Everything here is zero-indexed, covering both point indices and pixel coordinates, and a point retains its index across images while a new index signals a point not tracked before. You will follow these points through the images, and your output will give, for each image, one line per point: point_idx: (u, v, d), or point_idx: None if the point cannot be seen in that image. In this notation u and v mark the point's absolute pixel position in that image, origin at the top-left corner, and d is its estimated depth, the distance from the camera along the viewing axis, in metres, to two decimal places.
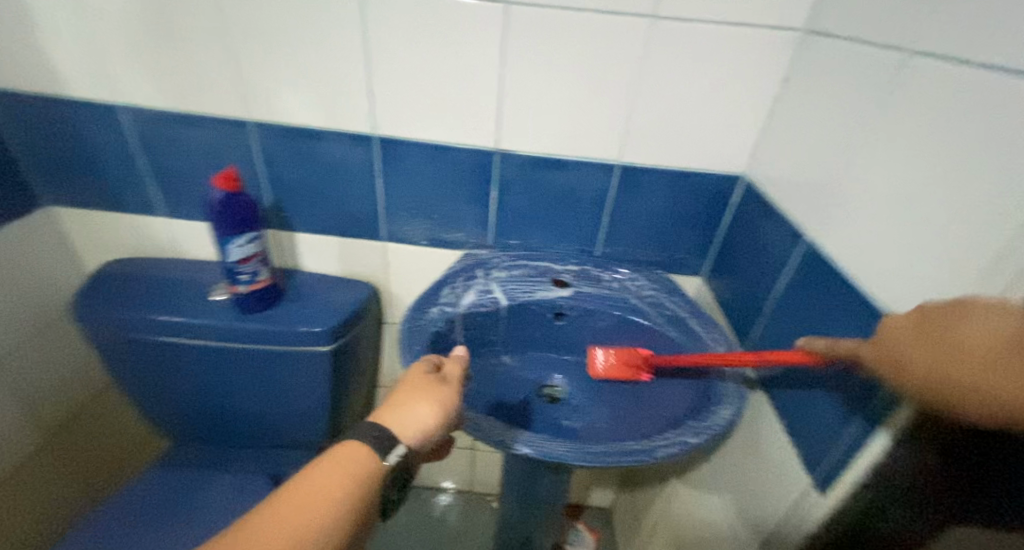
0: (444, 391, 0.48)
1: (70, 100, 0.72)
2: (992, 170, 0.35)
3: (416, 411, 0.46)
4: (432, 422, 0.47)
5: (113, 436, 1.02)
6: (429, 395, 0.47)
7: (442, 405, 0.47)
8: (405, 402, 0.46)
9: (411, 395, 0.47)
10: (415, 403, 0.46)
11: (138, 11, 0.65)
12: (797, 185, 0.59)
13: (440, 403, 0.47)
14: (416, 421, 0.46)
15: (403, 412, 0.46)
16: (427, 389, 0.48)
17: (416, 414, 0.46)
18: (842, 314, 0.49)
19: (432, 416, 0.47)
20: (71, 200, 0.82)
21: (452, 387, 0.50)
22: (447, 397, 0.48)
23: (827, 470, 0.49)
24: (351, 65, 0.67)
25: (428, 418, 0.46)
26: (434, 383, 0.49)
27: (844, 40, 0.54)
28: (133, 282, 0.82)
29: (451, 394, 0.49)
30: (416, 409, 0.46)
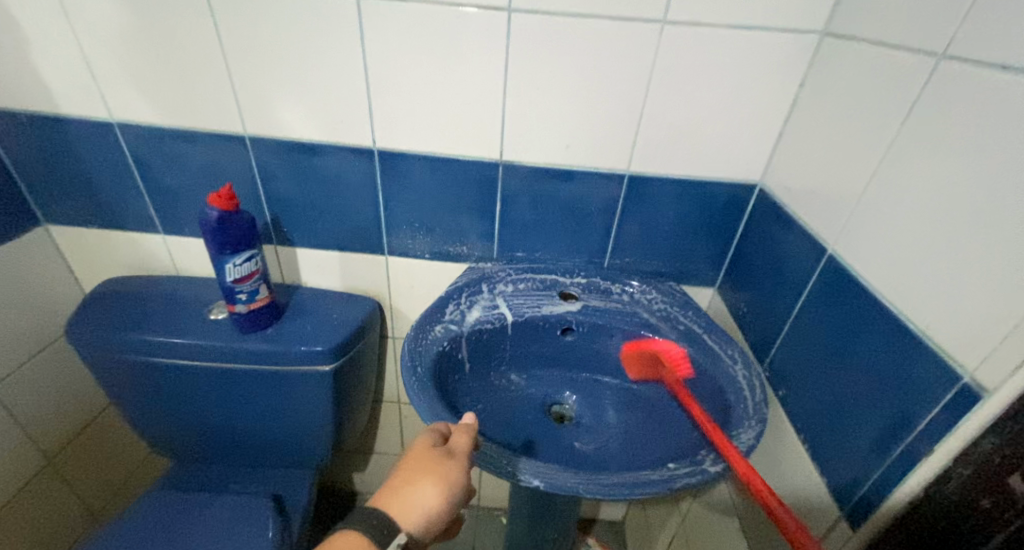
0: (450, 468, 0.47)
1: (64, 118, 0.70)
2: None
3: (419, 495, 0.45)
4: (435, 503, 0.46)
5: (114, 456, 1.01)
6: (435, 475, 0.46)
7: (446, 485, 0.46)
8: (408, 484, 0.46)
9: (416, 474, 0.46)
10: (418, 485, 0.46)
11: (130, 26, 0.63)
12: (817, 195, 0.56)
13: (445, 484, 0.46)
14: (418, 505, 0.45)
15: (406, 497, 0.45)
16: (433, 466, 0.47)
17: (417, 496, 0.45)
18: (870, 334, 0.46)
19: (435, 497, 0.46)
20: (68, 219, 0.81)
21: (460, 462, 0.48)
22: (452, 474, 0.47)
23: (857, 502, 0.46)
24: (351, 78, 0.65)
25: (431, 499, 0.46)
26: (441, 460, 0.47)
27: (866, 45, 0.51)
28: (130, 301, 0.80)
29: (458, 470, 0.47)
30: (418, 490, 0.46)
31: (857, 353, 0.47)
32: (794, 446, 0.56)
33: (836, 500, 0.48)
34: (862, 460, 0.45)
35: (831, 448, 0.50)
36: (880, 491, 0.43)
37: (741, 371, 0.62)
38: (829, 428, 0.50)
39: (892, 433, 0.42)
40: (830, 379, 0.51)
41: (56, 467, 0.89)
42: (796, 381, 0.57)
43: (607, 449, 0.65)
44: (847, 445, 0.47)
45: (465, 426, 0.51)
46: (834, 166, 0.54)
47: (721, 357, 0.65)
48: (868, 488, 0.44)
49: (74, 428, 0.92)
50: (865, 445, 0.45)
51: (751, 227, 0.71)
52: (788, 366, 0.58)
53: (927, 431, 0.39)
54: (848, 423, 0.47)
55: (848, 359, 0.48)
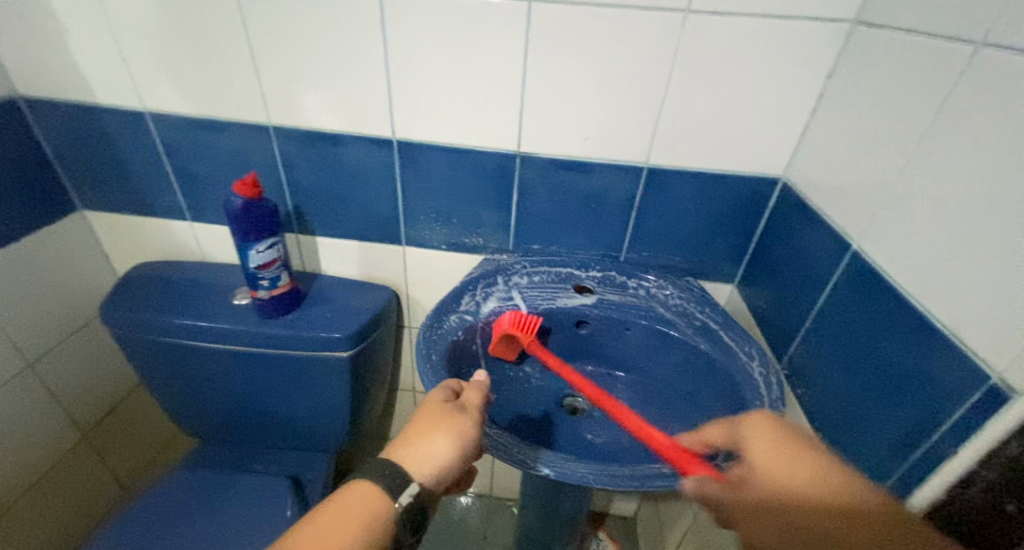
0: (462, 421, 0.48)
1: (99, 107, 0.73)
2: None
3: (436, 447, 0.46)
4: (449, 456, 0.47)
5: (143, 434, 1.06)
6: (448, 427, 0.47)
7: (460, 438, 0.47)
8: (425, 436, 0.47)
9: (430, 427, 0.47)
10: (431, 438, 0.47)
11: (161, 18, 0.65)
12: (844, 190, 0.55)
13: (459, 438, 0.47)
14: (433, 457, 0.46)
15: (423, 448, 0.46)
16: (445, 419, 0.48)
17: (431, 448, 0.46)
18: (894, 334, 0.44)
19: (450, 451, 0.47)
20: (102, 205, 0.84)
21: (471, 416, 0.49)
22: (465, 428, 0.48)
23: None
24: (371, 69, 0.66)
25: (446, 453, 0.47)
26: (454, 414, 0.49)
27: (899, 34, 0.49)
28: (158, 285, 0.83)
29: (470, 425, 0.49)
30: (433, 444, 0.46)
31: (880, 353, 0.46)
32: None
33: None
34: (883, 463, 0.44)
35: (850, 448, 0.49)
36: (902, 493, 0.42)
37: (758, 368, 0.61)
38: (849, 428, 0.49)
39: (915, 434, 0.41)
40: (851, 379, 0.49)
41: (90, 441, 0.94)
42: (814, 380, 0.56)
43: (619, 442, 0.65)
44: (866, 445, 0.46)
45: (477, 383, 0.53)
46: (863, 159, 0.52)
47: (738, 353, 0.64)
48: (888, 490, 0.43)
49: (107, 405, 0.97)
50: (886, 446, 0.44)
51: (773, 223, 0.69)
52: (807, 364, 0.57)
53: (951, 432, 0.38)
54: (869, 423, 0.46)
55: (870, 359, 0.47)
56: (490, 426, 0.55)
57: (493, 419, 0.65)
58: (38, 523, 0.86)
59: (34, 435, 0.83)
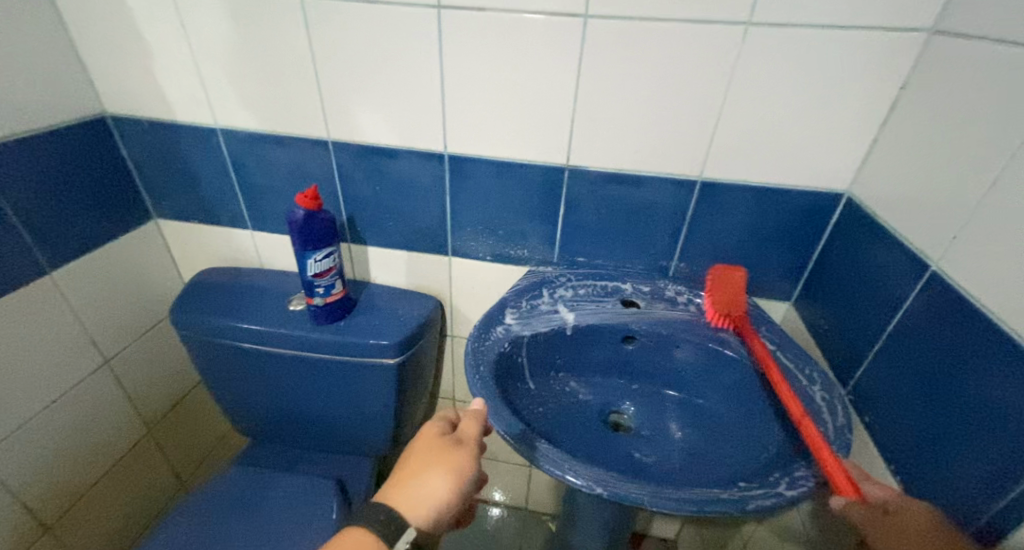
0: (456, 458, 0.49)
1: (176, 123, 0.79)
2: None
3: (430, 486, 0.47)
4: (445, 495, 0.47)
5: (200, 430, 1.11)
6: (443, 466, 0.48)
7: (455, 475, 0.48)
8: (419, 475, 0.48)
9: (425, 465, 0.48)
10: (426, 477, 0.48)
11: (235, 40, 0.69)
12: (921, 206, 0.51)
13: (454, 473, 0.48)
14: (428, 497, 0.47)
15: (416, 488, 0.47)
16: (441, 456, 0.49)
17: (427, 488, 0.47)
18: (980, 361, 0.41)
19: (445, 488, 0.48)
20: (173, 213, 0.90)
21: (466, 449, 0.50)
22: (460, 465, 0.49)
23: (963, 542, 0.41)
24: (427, 85, 0.68)
25: (441, 490, 0.47)
26: (448, 449, 0.50)
27: (984, 43, 0.46)
28: (220, 289, 0.88)
29: (464, 459, 0.50)
30: (427, 482, 0.47)
31: (963, 381, 0.43)
32: (883, 476, 0.52)
33: None
34: (966, 498, 0.41)
35: (928, 480, 0.45)
36: (989, 533, 0.39)
37: (820, 392, 0.58)
38: (926, 458, 0.46)
39: (1004, 471, 0.38)
40: (929, 406, 0.46)
41: (153, 435, 1.00)
42: (885, 406, 0.53)
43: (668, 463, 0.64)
44: (947, 479, 0.43)
45: (472, 414, 0.53)
46: (943, 174, 0.49)
47: (798, 376, 0.61)
48: (972, 529, 0.40)
49: (170, 402, 1.02)
50: (973, 480, 0.41)
51: (836, 240, 0.66)
52: (876, 390, 0.54)
53: None
54: (952, 454, 0.43)
55: (951, 387, 0.44)
56: (537, 439, 0.54)
57: (540, 432, 0.64)
58: (104, 510, 0.92)
59: (106, 428, 0.89)
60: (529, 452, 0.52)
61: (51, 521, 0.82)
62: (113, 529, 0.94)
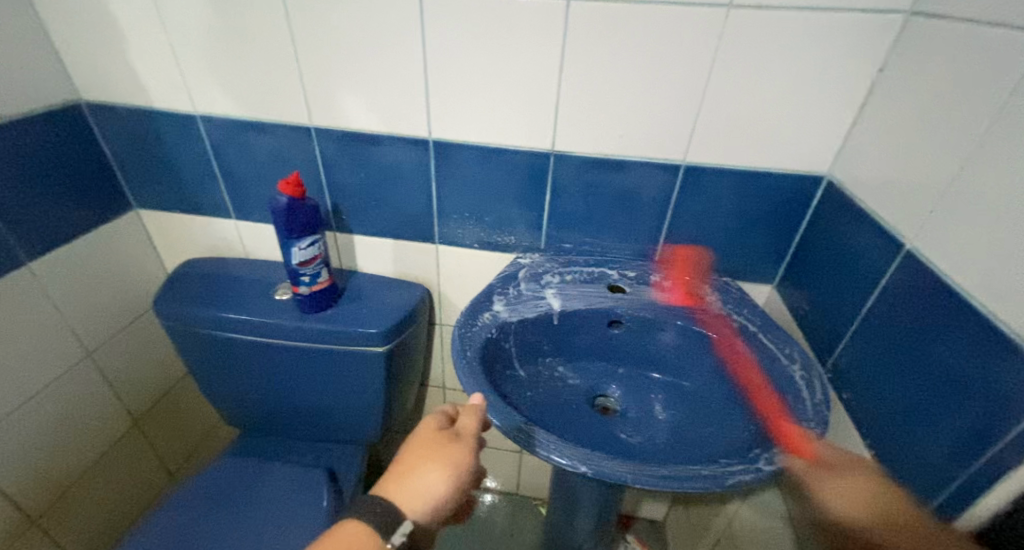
0: (454, 453, 0.48)
1: (155, 110, 0.77)
2: None
3: (427, 479, 0.47)
4: (442, 489, 0.47)
5: (188, 423, 1.11)
6: (442, 459, 0.48)
7: (453, 469, 0.48)
8: (416, 468, 0.47)
9: (423, 459, 0.48)
10: (424, 470, 0.47)
11: (213, 25, 0.68)
12: (899, 186, 0.52)
13: (451, 468, 0.48)
14: (424, 492, 0.46)
15: (413, 482, 0.47)
16: (438, 450, 0.48)
17: (424, 482, 0.47)
18: (953, 336, 0.42)
19: (441, 482, 0.47)
20: (154, 203, 0.89)
21: (465, 443, 0.50)
22: (459, 459, 0.48)
23: (935, 510, 0.43)
24: (410, 70, 0.67)
25: (438, 484, 0.47)
26: (447, 442, 0.49)
27: (959, 24, 0.47)
28: (204, 280, 0.87)
29: (463, 454, 0.49)
30: (425, 477, 0.47)
31: (936, 356, 0.44)
32: (859, 451, 0.54)
33: None
34: (938, 469, 0.43)
35: (903, 453, 0.47)
36: (959, 501, 0.40)
37: (799, 372, 0.59)
38: (902, 432, 0.47)
39: (973, 441, 0.39)
40: (904, 382, 0.48)
41: (140, 428, 0.99)
42: (863, 384, 0.54)
43: (654, 443, 0.65)
44: (921, 452, 0.45)
45: (473, 408, 0.52)
46: (921, 155, 0.50)
47: (779, 357, 0.62)
48: (943, 498, 0.42)
49: (157, 394, 1.02)
50: (944, 451, 0.42)
51: (817, 222, 0.67)
52: (854, 369, 0.55)
53: (1016, 441, 0.36)
54: (925, 428, 0.44)
55: (925, 364, 0.45)
56: (523, 421, 0.55)
57: (528, 416, 0.65)
58: (92, 504, 0.91)
59: (92, 420, 0.89)
60: (518, 437, 0.53)
61: (37, 514, 0.82)
62: (101, 522, 0.94)
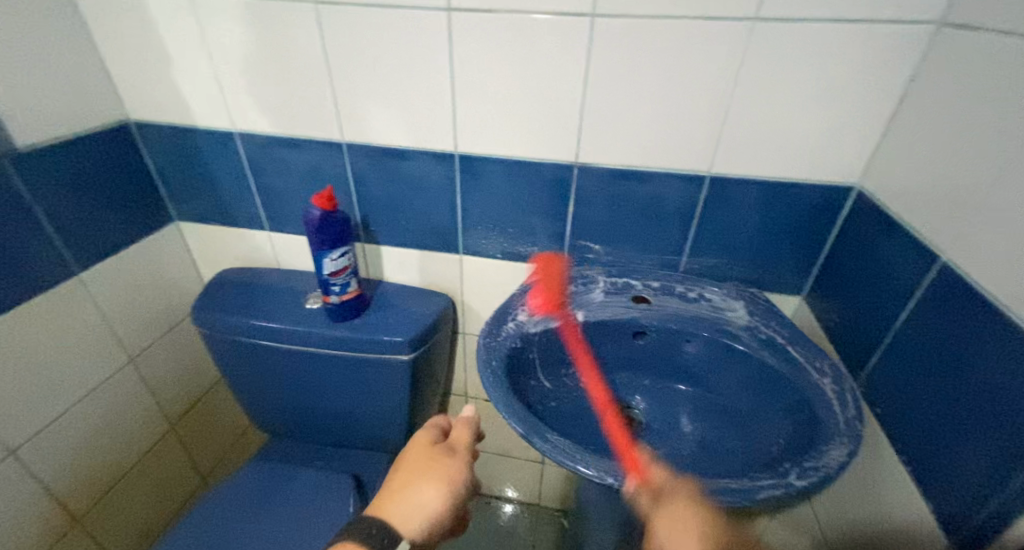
0: (448, 469, 0.52)
1: (196, 128, 0.81)
2: None
3: (423, 497, 0.50)
4: (438, 505, 0.50)
5: (220, 427, 1.15)
6: (435, 475, 0.51)
7: (447, 484, 0.51)
8: (410, 486, 0.50)
9: (417, 476, 0.51)
10: (419, 486, 0.50)
11: (252, 48, 0.71)
12: (931, 197, 0.51)
13: (446, 483, 0.51)
14: (420, 508, 0.49)
15: (409, 500, 0.50)
16: (432, 466, 0.52)
17: (420, 498, 0.50)
18: (990, 351, 0.41)
19: (436, 498, 0.50)
20: (194, 215, 0.93)
21: (457, 459, 0.54)
22: (451, 473, 0.52)
23: (971, 533, 0.41)
24: (438, 88, 0.69)
25: (433, 501, 0.50)
26: (440, 458, 0.53)
27: (991, 34, 0.47)
28: (239, 289, 0.90)
29: (456, 468, 0.53)
30: (420, 494, 0.50)
31: (973, 372, 0.43)
32: (893, 468, 0.52)
33: (943, 530, 0.44)
34: (974, 489, 0.41)
35: (938, 472, 0.46)
36: (995, 525, 0.39)
37: (830, 386, 0.58)
38: (936, 450, 0.46)
39: (1010, 462, 0.38)
40: (939, 398, 0.46)
41: (175, 431, 1.03)
42: (897, 399, 0.53)
43: (679, 456, 0.65)
44: (957, 472, 0.43)
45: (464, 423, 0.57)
46: (954, 165, 0.49)
47: (808, 369, 0.61)
48: (981, 520, 0.41)
49: (192, 399, 1.06)
50: (980, 472, 0.41)
51: (847, 233, 0.66)
52: (887, 383, 0.54)
53: None
54: (961, 445, 0.43)
55: (960, 379, 0.44)
56: (547, 431, 0.55)
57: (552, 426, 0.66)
58: (130, 505, 0.95)
59: (131, 424, 0.93)
60: (540, 444, 0.53)
61: (80, 514, 0.86)
62: (138, 522, 0.98)
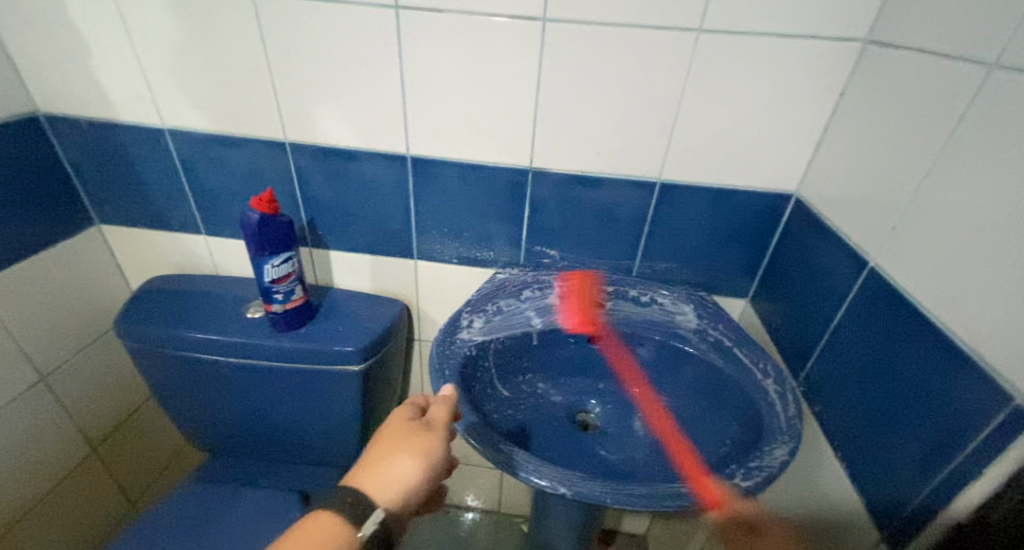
0: (427, 441, 0.49)
1: (119, 123, 0.75)
2: None
3: (400, 468, 0.47)
4: (415, 476, 0.47)
5: (152, 447, 1.06)
6: (413, 447, 0.48)
7: (425, 455, 0.48)
8: (387, 457, 0.47)
9: (394, 448, 0.48)
10: (397, 458, 0.47)
11: (183, 38, 0.66)
12: (861, 205, 0.55)
13: (424, 455, 0.48)
14: (396, 479, 0.47)
15: (385, 471, 0.47)
16: (410, 438, 0.48)
17: (396, 470, 0.47)
18: (915, 351, 0.44)
19: (414, 468, 0.47)
20: (118, 218, 0.85)
21: (437, 432, 0.50)
22: (430, 446, 0.49)
23: (900, 525, 0.44)
24: (388, 87, 0.67)
25: (410, 471, 0.47)
26: (418, 432, 0.49)
27: (911, 53, 0.50)
28: (170, 297, 0.84)
29: (435, 441, 0.49)
30: (396, 465, 0.47)
31: (900, 371, 0.45)
32: (830, 464, 0.55)
33: (876, 522, 0.47)
34: (902, 483, 0.44)
35: (871, 468, 0.48)
36: (922, 517, 0.41)
37: (773, 386, 0.61)
38: (869, 446, 0.49)
39: (933, 456, 0.41)
40: (871, 396, 0.49)
41: (98, 454, 0.94)
42: (833, 397, 0.55)
43: (633, 460, 0.65)
44: (887, 467, 0.46)
45: (445, 399, 0.53)
46: (882, 174, 0.52)
47: (753, 371, 0.63)
48: (909, 512, 0.43)
49: (117, 419, 0.97)
50: (907, 467, 0.43)
51: (787, 238, 0.69)
52: (825, 382, 0.57)
53: (976, 453, 0.37)
54: (891, 441, 0.46)
55: (889, 378, 0.47)
56: (501, 441, 0.54)
57: (508, 435, 0.65)
58: (42, 539, 0.86)
59: (44, 449, 0.84)
60: (493, 455, 0.52)
61: None
62: None
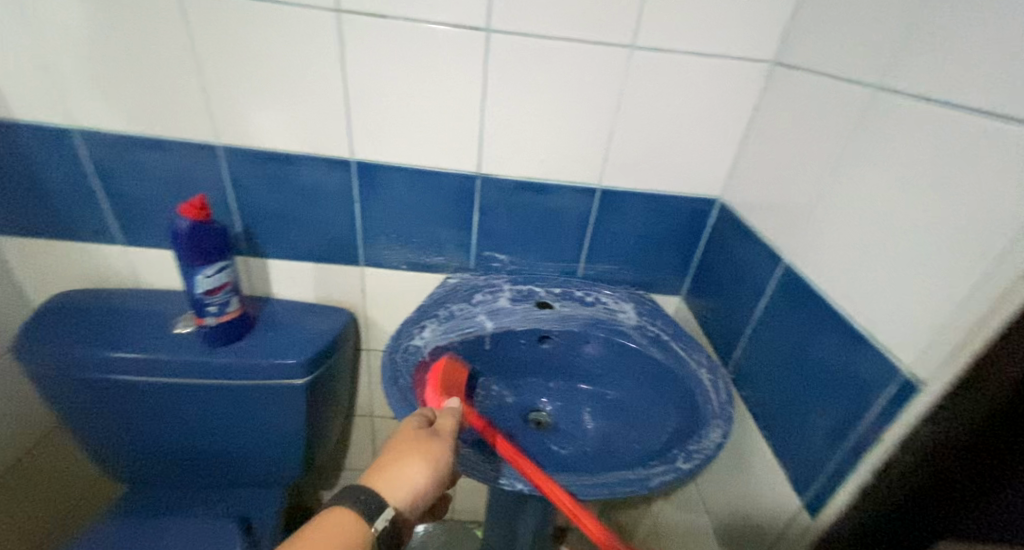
0: (437, 449, 0.50)
1: (18, 122, 0.67)
2: (949, 199, 0.38)
3: (409, 472, 0.48)
4: (423, 481, 0.48)
5: (59, 483, 0.95)
6: (423, 454, 0.49)
7: (435, 463, 0.49)
8: (397, 461, 0.48)
9: (404, 452, 0.49)
10: (408, 463, 0.48)
11: (97, 32, 0.61)
12: (775, 207, 0.61)
13: (433, 463, 0.49)
14: (406, 483, 0.48)
15: (395, 474, 0.48)
16: (422, 445, 0.49)
17: (405, 474, 0.48)
18: (825, 336, 0.50)
19: (423, 474, 0.48)
20: (16, 228, 0.76)
21: (445, 441, 0.51)
22: (439, 454, 0.50)
23: (817, 492, 0.49)
24: (330, 91, 0.66)
25: (419, 477, 0.48)
26: (428, 438, 0.50)
27: (812, 75, 0.57)
28: (82, 315, 0.76)
29: (444, 450, 0.50)
30: (407, 470, 0.48)
31: (813, 354, 0.51)
32: (757, 442, 0.61)
33: (796, 491, 0.52)
34: (818, 455, 0.49)
35: (792, 444, 0.54)
36: (834, 482, 0.47)
37: (707, 375, 0.66)
38: (789, 424, 0.55)
39: (842, 428, 0.46)
40: (790, 379, 0.55)
41: None
42: (758, 382, 0.61)
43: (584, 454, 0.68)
44: (805, 442, 0.52)
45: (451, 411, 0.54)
46: (791, 180, 0.58)
47: (689, 362, 0.68)
48: (824, 480, 0.48)
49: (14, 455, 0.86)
50: (821, 440, 0.49)
51: (714, 239, 0.76)
52: (750, 369, 0.63)
53: (874, 423, 0.43)
54: (807, 418, 0.51)
55: (804, 361, 0.53)
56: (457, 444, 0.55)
57: None
58: None
59: None
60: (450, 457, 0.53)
61: None
62: None
